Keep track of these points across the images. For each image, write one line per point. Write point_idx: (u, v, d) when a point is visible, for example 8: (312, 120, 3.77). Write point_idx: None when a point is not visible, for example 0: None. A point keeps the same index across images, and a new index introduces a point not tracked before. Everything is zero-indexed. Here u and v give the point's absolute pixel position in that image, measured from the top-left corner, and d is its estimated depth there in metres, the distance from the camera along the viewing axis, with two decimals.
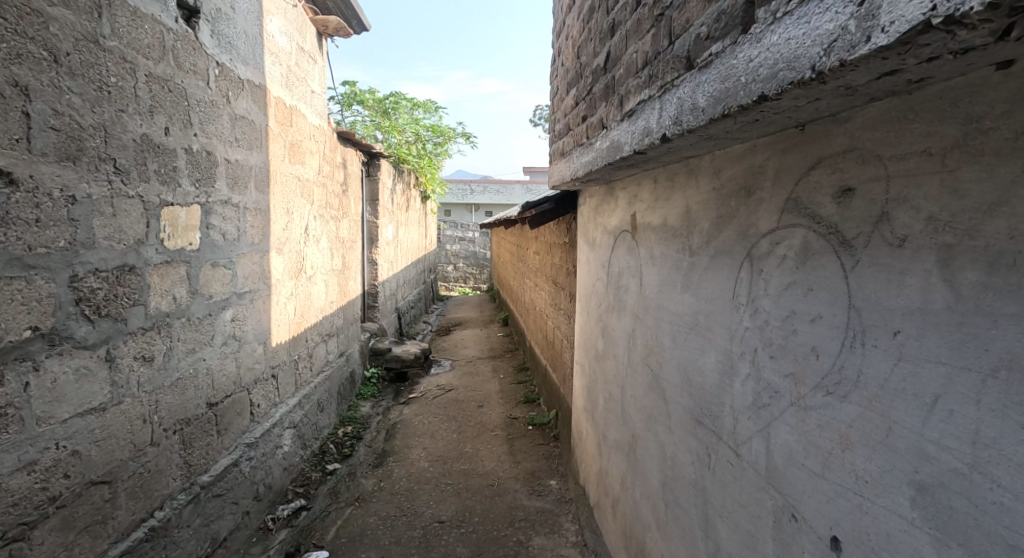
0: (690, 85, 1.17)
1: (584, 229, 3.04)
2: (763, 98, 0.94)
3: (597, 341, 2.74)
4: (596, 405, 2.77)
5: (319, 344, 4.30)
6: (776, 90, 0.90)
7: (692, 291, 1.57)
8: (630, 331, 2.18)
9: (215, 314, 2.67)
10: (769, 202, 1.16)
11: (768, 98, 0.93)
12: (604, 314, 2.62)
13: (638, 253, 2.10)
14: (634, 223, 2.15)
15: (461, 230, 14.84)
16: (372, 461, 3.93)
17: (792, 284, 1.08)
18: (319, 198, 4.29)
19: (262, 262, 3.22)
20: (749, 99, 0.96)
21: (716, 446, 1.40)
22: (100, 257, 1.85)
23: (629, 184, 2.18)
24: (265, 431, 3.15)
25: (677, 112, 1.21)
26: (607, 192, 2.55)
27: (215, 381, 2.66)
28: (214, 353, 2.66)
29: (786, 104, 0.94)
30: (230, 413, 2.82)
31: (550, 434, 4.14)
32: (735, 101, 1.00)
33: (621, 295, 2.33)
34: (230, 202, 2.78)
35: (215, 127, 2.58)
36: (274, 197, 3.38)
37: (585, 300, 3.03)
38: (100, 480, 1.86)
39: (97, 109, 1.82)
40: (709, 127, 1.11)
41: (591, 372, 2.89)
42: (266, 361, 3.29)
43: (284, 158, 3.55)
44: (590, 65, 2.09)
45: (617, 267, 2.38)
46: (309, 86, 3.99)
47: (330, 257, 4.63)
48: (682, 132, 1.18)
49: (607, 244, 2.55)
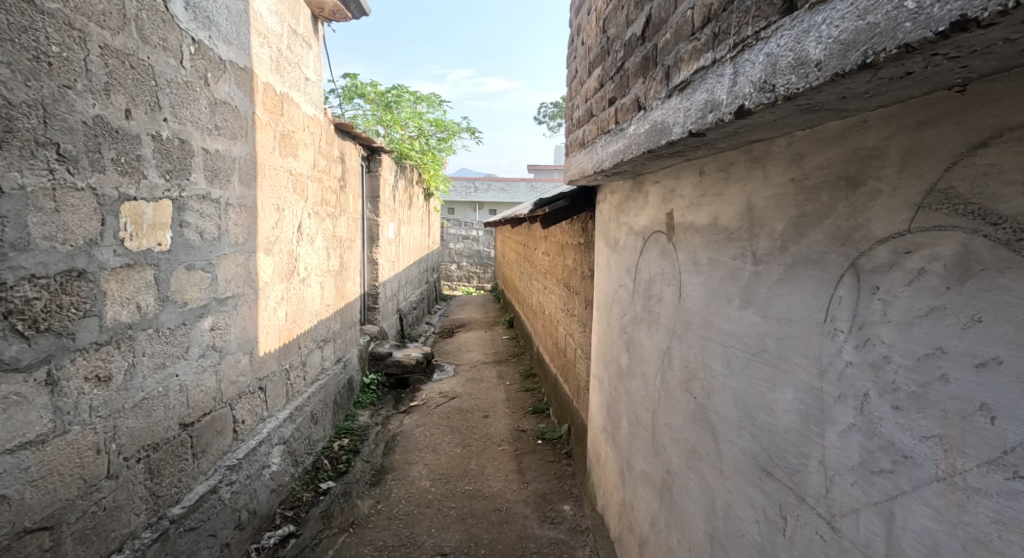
0: (796, 32, 0.87)
1: (603, 229, 2.74)
2: (959, 27, 0.65)
3: (620, 355, 2.45)
4: (618, 426, 2.48)
5: (313, 350, 4.01)
6: (993, 10, 0.61)
7: (756, 309, 1.28)
8: (665, 349, 1.88)
9: (191, 323, 2.38)
10: (889, 196, 0.88)
11: (973, 26, 0.64)
12: (628, 325, 2.33)
13: (675, 259, 1.80)
14: (670, 223, 1.86)
15: (462, 229, 14.52)
16: (369, 479, 3.63)
17: (935, 310, 0.82)
18: (313, 195, 3.99)
19: (248, 264, 2.92)
20: (931, 32, 0.66)
21: (792, 508, 1.11)
22: (37, 261, 1.58)
23: (665, 177, 1.88)
24: (249, 450, 2.86)
25: (767, 74, 0.91)
26: (633, 187, 2.25)
27: (191, 397, 2.37)
28: (190, 368, 2.37)
29: (986, 39, 0.65)
30: (209, 433, 2.53)
31: (562, 451, 3.84)
32: (896, 41, 0.70)
33: (652, 306, 2.03)
34: (209, 197, 2.49)
35: (190, 112, 2.29)
36: (262, 192, 3.08)
37: (604, 308, 2.73)
38: (37, 527, 1.60)
39: (33, 84, 1.55)
40: (826, 89, 0.82)
41: (612, 390, 2.59)
42: (252, 373, 3.00)
43: (274, 150, 3.25)
44: (622, 38, 1.78)
45: (647, 274, 2.07)
46: (303, 73, 3.69)
47: (326, 258, 4.32)
48: (776, 100, 0.89)
49: (633, 247, 2.26)
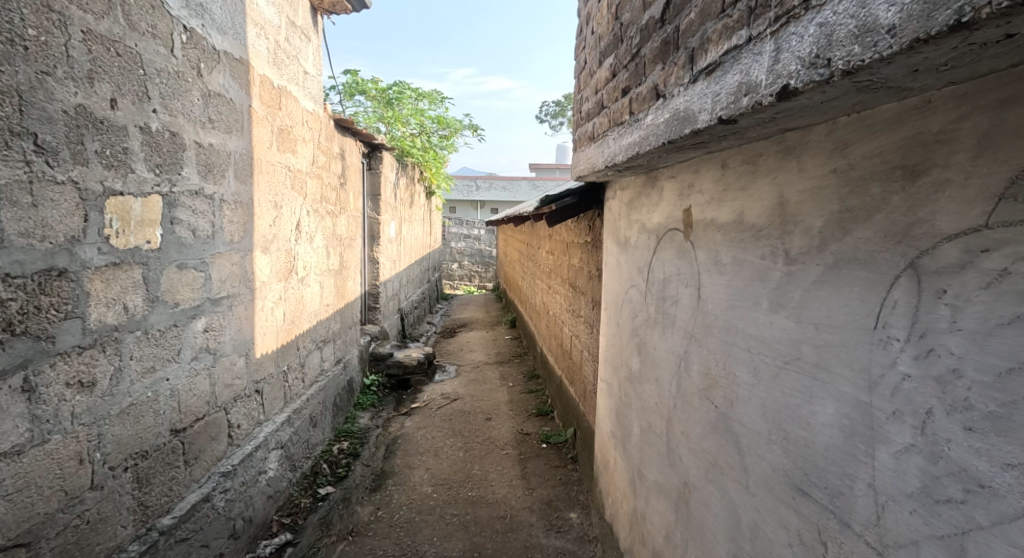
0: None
1: (613, 227, 2.63)
2: None
3: (631, 359, 2.35)
4: (629, 433, 2.38)
5: (312, 351, 3.91)
6: None
7: (788, 312, 1.17)
8: (681, 354, 1.78)
9: (183, 324, 2.28)
10: (959, 186, 0.80)
11: None
12: (640, 327, 2.22)
13: (693, 258, 1.70)
14: (687, 221, 1.76)
15: (464, 227, 14.42)
16: (369, 484, 3.54)
17: (1020, 318, 0.73)
18: (313, 192, 3.88)
19: (244, 263, 2.82)
20: None
21: (833, 533, 1.02)
22: (12, 260, 1.49)
23: (682, 171, 1.78)
24: (245, 456, 2.77)
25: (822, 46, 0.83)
26: (646, 182, 2.15)
27: (182, 402, 2.27)
28: (182, 371, 2.28)
29: None
30: (202, 438, 2.43)
31: (567, 456, 3.73)
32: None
33: (667, 309, 1.92)
34: (202, 193, 2.38)
35: (181, 104, 2.19)
36: (259, 189, 2.98)
37: (613, 309, 2.63)
38: (12, 544, 1.51)
39: (6, 68, 1.45)
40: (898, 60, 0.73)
41: (621, 394, 2.49)
42: (248, 376, 2.90)
43: (271, 145, 3.15)
44: (638, 23, 1.68)
45: (662, 274, 1.97)
46: (302, 66, 3.59)
47: (325, 257, 4.21)
48: (833, 74, 0.81)
49: (645, 246, 2.15)
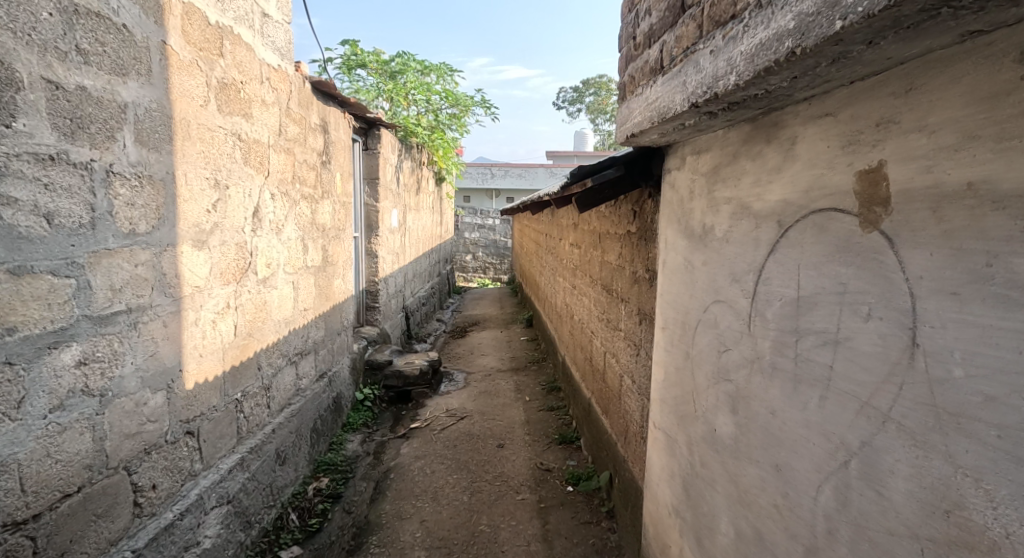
0: None
1: (678, 211, 1.78)
2: None
3: (714, 416, 1.51)
4: (711, 526, 1.55)
5: (283, 369, 3.13)
6: None
7: None
8: (854, 447, 0.95)
9: (28, 361, 1.53)
10: None
11: None
12: (735, 371, 1.38)
13: (887, 271, 0.88)
14: (862, 196, 0.93)
15: (478, 217, 13.56)
16: (347, 544, 2.76)
17: None
18: (278, 169, 3.07)
19: (165, 261, 2.04)
20: None
21: None
22: None
23: (855, 99, 0.95)
24: (161, 532, 2.01)
25: None
26: (747, 135, 1.32)
27: (29, 478, 1.54)
28: (28, 433, 1.53)
29: None
30: (80, 518, 1.70)
31: (600, 508, 2.91)
32: None
33: (801, 353, 1.09)
34: (64, 159, 1.60)
35: (8, 14, 1.43)
36: (188, 160, 2.17)
37: (679, 331, 1.78)
38: None
39: None
40: None
41: (694, 461, 1.66)
42: (175, 417, 2.13)
43: (210, 103, 2.34)
44: None
45: (792, 289, 1.12)
46: (259, 6, 2.77)
47: (301, 251, 3.41)
48: None
49: (745, 240, 1.32)
